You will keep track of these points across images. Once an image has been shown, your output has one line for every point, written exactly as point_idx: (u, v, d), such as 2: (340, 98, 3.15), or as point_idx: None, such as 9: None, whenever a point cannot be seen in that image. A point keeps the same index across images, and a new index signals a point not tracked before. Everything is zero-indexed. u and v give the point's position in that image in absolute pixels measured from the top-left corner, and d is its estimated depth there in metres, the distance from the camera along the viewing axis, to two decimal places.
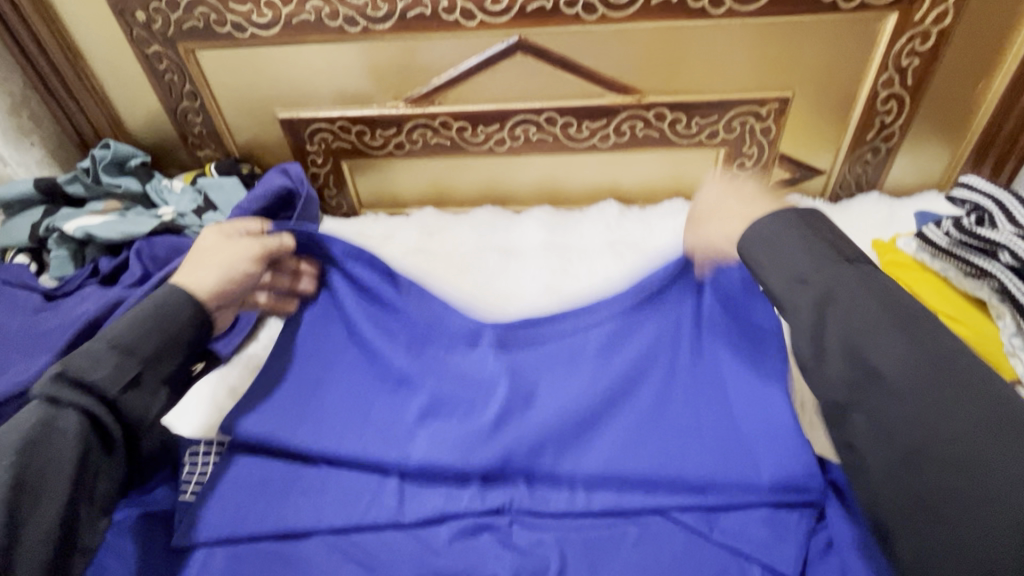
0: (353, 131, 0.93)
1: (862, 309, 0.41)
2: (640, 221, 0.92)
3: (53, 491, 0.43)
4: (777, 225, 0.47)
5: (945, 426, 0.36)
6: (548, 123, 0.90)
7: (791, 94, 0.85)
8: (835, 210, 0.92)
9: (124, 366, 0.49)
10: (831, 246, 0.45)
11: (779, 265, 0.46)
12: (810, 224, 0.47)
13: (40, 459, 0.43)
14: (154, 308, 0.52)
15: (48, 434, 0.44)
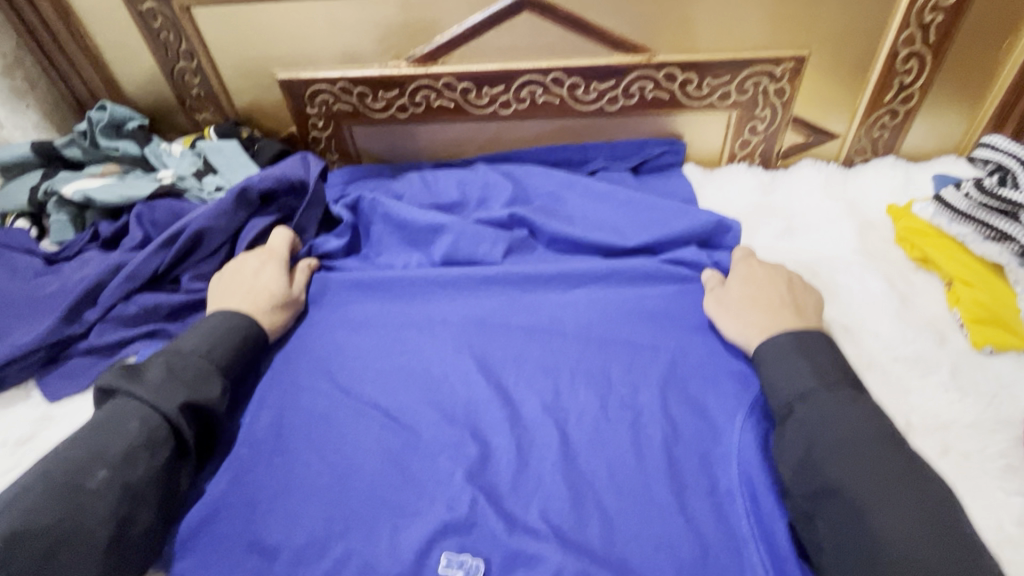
0: (354, 93, 0.90)
1: (836, 425, 0.51)
2: (648, 185, 0.89)
3: (137, 480, 0.51)
4: (796, 344, 0.58)
5: (872, 521, 0.44)
6: (554, 84, 0.87)
7: (808, 52, 0.82)
8: (849, 174, 0.89)
9: (192, 361, 0.59)
10: (831, 366, 0.56)
11: (786, 376, 0.56)
12: (817, 343, 0.58)
13: (141, 450, 0.52)
14: (234, 333, 0.63)
15: (147, 440, 0.52)
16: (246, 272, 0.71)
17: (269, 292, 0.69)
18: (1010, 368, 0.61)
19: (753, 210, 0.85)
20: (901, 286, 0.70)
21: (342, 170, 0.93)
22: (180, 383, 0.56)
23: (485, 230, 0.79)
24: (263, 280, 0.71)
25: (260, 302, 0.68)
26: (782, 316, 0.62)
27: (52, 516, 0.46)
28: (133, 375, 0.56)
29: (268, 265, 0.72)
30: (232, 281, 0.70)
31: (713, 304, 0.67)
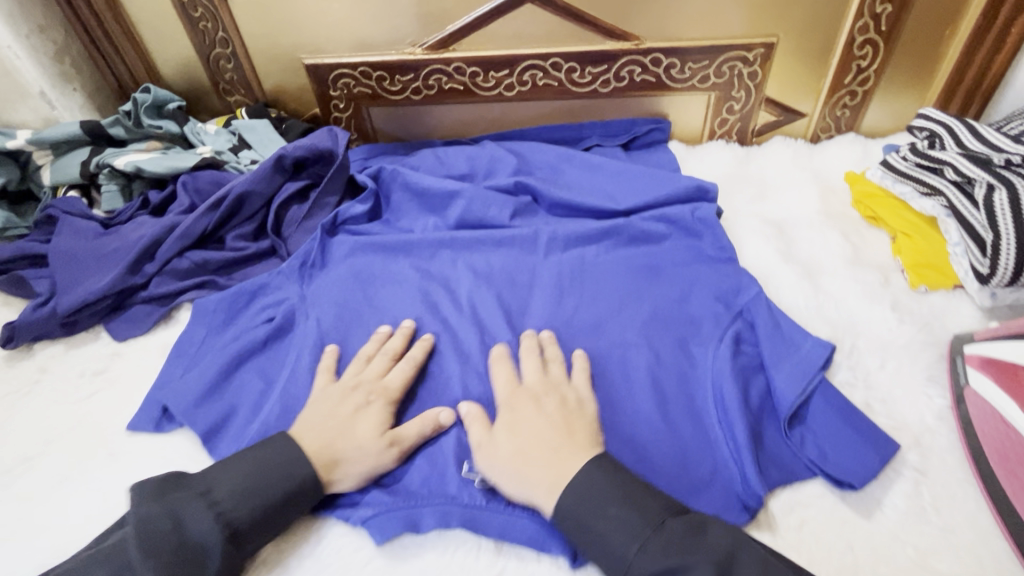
0: (373, 76, 1.00)
1: (613, 531, 0.50)
2: (637, 159, 1.00)
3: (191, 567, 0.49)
4: (605, 470, 0.54)
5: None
6: (553, 68, 0.97)
7: (776, 40, 0.93)
8: (815, 149, 1.01)
9: (283, 464, 0.56)
10: (642, 505, 0.51)
11: (605, 531, 0.50)
12: (599, 481, 0.53)
13: (189, 553, 0.50)
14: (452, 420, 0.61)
15: (189, 542, 0.50)
16: (345, 404, 0.62)
17: (343, 421, 0.61)
18: (941, 301, 0.72)
19: (729, 179, 0.96)
20: (854, 239, 0.82)
21: (362, 147, 1.03)
22: (261, 495, 0.54)
23: (493, 196, 0.89)
24: (362, 425, 0.61)
25: (282, 462, 0.56)
26: (562, 459, 0.55)
27: (154, 571, 0.48)
28: (234, 483, 0.55)
29: (370, 403, 0.63)
30: (317, 418, 0.61)
31: (483, 458, 0.58)
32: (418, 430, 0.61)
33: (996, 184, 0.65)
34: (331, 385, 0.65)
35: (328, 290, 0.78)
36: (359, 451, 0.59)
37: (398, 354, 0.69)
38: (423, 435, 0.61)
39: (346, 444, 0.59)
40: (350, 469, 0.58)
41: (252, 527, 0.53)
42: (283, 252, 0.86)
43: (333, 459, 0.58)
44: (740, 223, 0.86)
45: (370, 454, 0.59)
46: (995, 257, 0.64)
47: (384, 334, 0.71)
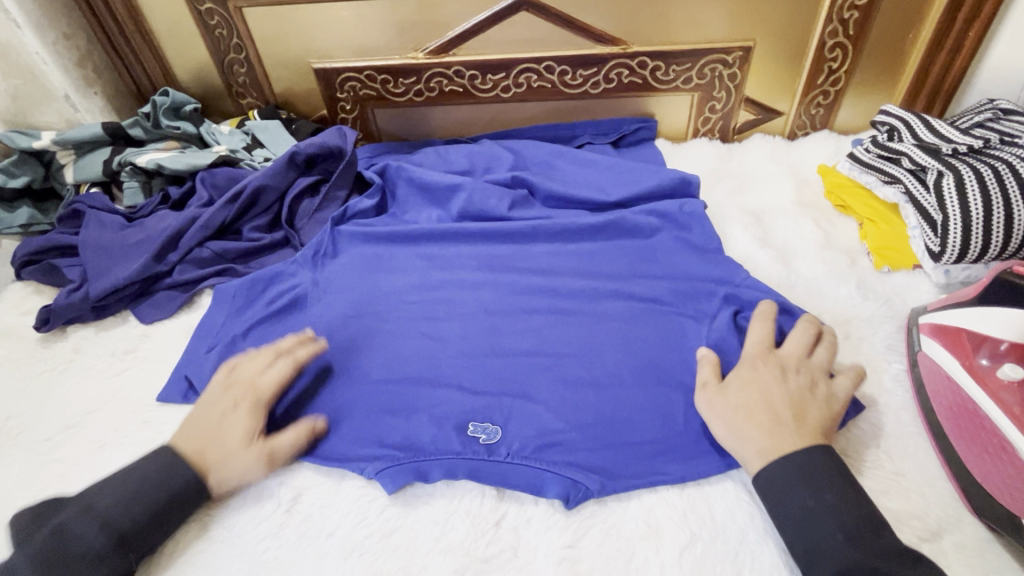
0: (378, 80, 1.07)
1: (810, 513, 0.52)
2: (626, 155, 1.07)
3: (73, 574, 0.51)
4: (803, 466, 0.54)
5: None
6: (547, 71, 1.04)
7: (753, 44, 1.01)
8: (791, 145, 1.08)
9: (167, 470, 0.58)
10: (840, 489, 0.53)
11: (800, 514, 0.53)
12: (820, 467, 0.54)
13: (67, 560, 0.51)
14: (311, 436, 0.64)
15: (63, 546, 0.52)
16: (217, 407, 0.64)
17: (210, 423, 0.63)
18: (901, 280, 0.79)
19: (711, 173, 1.03)
20: (824, 226, 0.89)
21: (368, 146, 1.10)
22: (140, 501, 0.56)
23: (492, 189, 0.95)
24: (229, 430, 0.62)
25: (172, 459, 0.59)
26: (781, 433, 0.57)
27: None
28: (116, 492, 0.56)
29: (241, 407, 0.64)
30: (195, 418, 0.63)
31: (723, 429, 0.60)
32: (292, 440, 0.64)
33: (945, 170, 0.73)
34: (209, 384, 0.67)
35: (340, 276, 0.85)
36: (225, 460, 0.60)
37: (298, 359, 0.70)
38: (297, 444, 0.64)
39: (225, 442, 0.61)
40: (221, 478, 0.60)
41: (137, 533, 0.55)
42: (295, 243, 0.92)
43: (208, 461, 0.60)
44: (721, 212, 0.93)
45: (241, 460, 0.61)
46: (945, 236, 0.71)
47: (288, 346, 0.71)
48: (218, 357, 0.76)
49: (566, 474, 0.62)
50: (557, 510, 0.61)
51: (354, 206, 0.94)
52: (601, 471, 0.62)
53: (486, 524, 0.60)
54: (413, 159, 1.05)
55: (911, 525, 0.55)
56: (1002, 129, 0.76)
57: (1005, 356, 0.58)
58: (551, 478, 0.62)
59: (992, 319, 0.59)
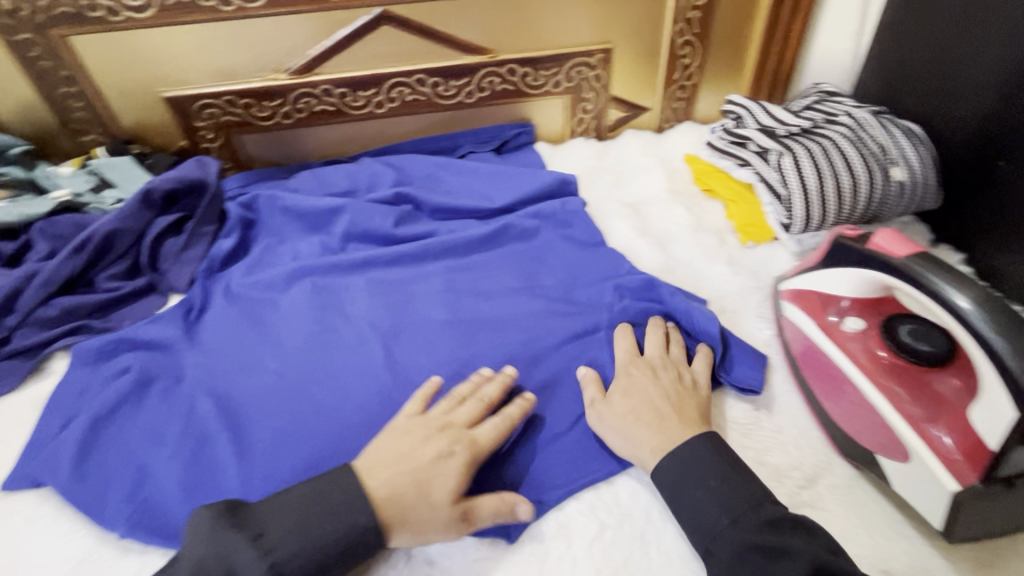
0: (240, 104, 1.01)
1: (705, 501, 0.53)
2: (508, 160, 1.09)
3: (283, 552, 0.49)
4: (713, 451, 0.56)
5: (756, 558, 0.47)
6: (419, 83, 1.03)
7: (612, 45, 1.06)
8: (660, 138, 1.15)
9: (340, 505, 0.52)
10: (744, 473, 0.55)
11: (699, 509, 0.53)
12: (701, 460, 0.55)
13: (306, 526, 0.50)
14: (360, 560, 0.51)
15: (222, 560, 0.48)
16: (425, 451, 0.57)
17: (418, 463, 0.56)
18: (764, 252, 0.86)
19: (591, 170, 1.07)
20: (695, 210, 0.95)
21: (239, 175, 1.03)
22: (315, 531, 0.50)
23: (375, 208, 0.93)
24: (440, 480, 0.55)
25: (341, 500, 0.52)
26: (670, 429, 0.59)
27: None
28: (269, 507, 0.52)
29: (455, 453, 0.57)
30: (393, 453, 0.57)
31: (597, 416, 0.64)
32: (492, 510, 0.56)
33: (784, 150, 0.81)
34: (416, 418, 0.61)
35: (221, 327, 0.79)
36: (411, 519, 0.53)
37: (490, 402, 0.64)
38: (494, 518, 0.56)
39: (411, 492, 0.54)
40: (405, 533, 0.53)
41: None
42: (161, 287, 0.85)
43: (399, 512, 0.53)
44: (601, 207, 0.97)
45: (438, 523, 0.54)
46: (791, 209, 0.79)
47: (505, 377, 0.67)
48: (78, 428, 0.67)
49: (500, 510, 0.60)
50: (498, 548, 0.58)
51: (223, 246, 0.87)
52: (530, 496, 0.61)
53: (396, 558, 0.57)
54: (289, 185, 1.00)
55: (791, 477, 0.59)
56: (825, 110, 0.85)
57: (848, 310, 0.66)
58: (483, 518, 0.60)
59: (839, 280, 0.65)
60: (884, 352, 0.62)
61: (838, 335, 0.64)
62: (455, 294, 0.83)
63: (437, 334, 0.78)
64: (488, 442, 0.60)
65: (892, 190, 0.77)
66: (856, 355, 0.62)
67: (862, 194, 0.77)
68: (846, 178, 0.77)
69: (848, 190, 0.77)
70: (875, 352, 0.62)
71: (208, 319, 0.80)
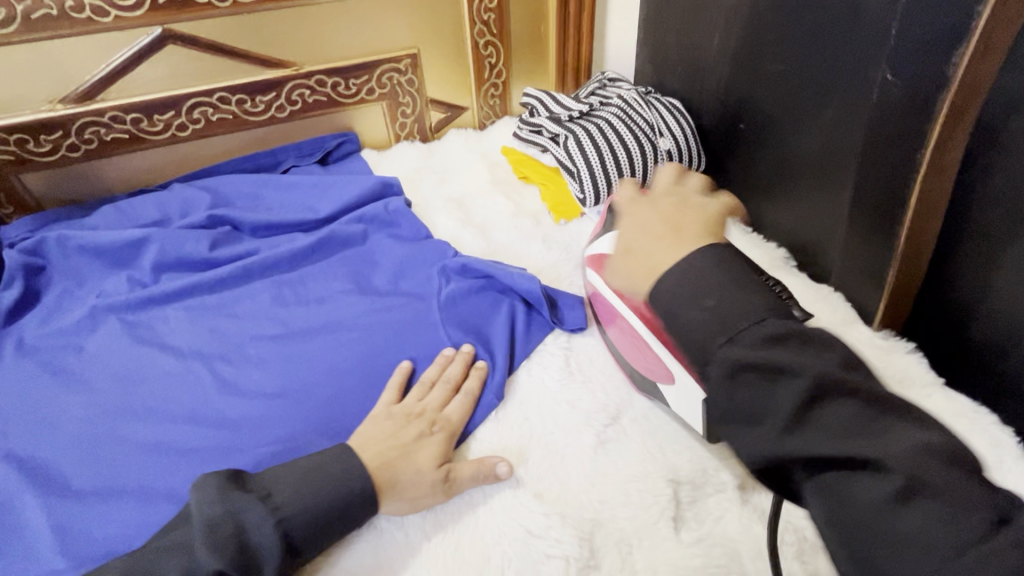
0: (10, 141, 0.91)
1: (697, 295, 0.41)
2: (334, 170, 1.09)
3: (289, 512, 0.52)
4: (715, 260, 0.42)
5: (780, 390, 0.36)
6: (222, 102, 1.00)
7: (418, 50, 1.10)
8: (481, 134, 1.21)
9: (333, 475, 0.55)
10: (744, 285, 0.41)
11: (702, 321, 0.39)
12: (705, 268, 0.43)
13: (300, 488, 0.54)
14: (338, 506, 0.54)
15: (239, 531, 0.50)
16: (409, 430, 0.62)
17: (404, 442, 0.61)
18: (574, 227, 0.95)
19: (417, 172, 1.10)
20: (514, 197, 1.02)
21: (25, 219, 0.93)
22: (322, 498, 0.54)
23: (188, 233, 0.89)
24: (423, 453, 0.60)
25: (335, 474, 0.56)
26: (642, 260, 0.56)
27: (219, 565, 0.47)
28: (276, 473, 0.55)
29: (433, 433, 0.63)
30: (375, 436, 0.61)
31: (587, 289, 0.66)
32: (471, 471, 0.60)
33: (569, 134, 0.90)
34: (394, 406, 0.66)
35: (10, 386, 0.71)
36: (407, 488, 0.57)
37: (456, 383, 0.69)
38: (478, 479, 0.60)
39: (404, 467, 0.58)
40: (402, 494, 0.57)
41: (308, 537, 0.52)
42: None
43: (388, 479, 0.57)
44: (427, 205, 1.01)
45: (427, 484, 0.58)
46: (583, 184, 0.88)
47: (466, 355, 0.72)
48: None
49: None
50: None
51: (7, 297, 0.79)
52: None
53: None
54: (86, 224, 0.92)
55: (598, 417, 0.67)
56: (603, 95, 0.96)
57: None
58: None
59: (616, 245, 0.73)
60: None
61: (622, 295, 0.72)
62: (283, 308, 0.82)
63: (266, 350, 0.76)
64: (461, 419, 0.66)
65: (662, 158, 0.89)
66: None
67: (638, 165, 0.88)
68: (622, 152, 0.87)
69: (625, 162, 0.87)
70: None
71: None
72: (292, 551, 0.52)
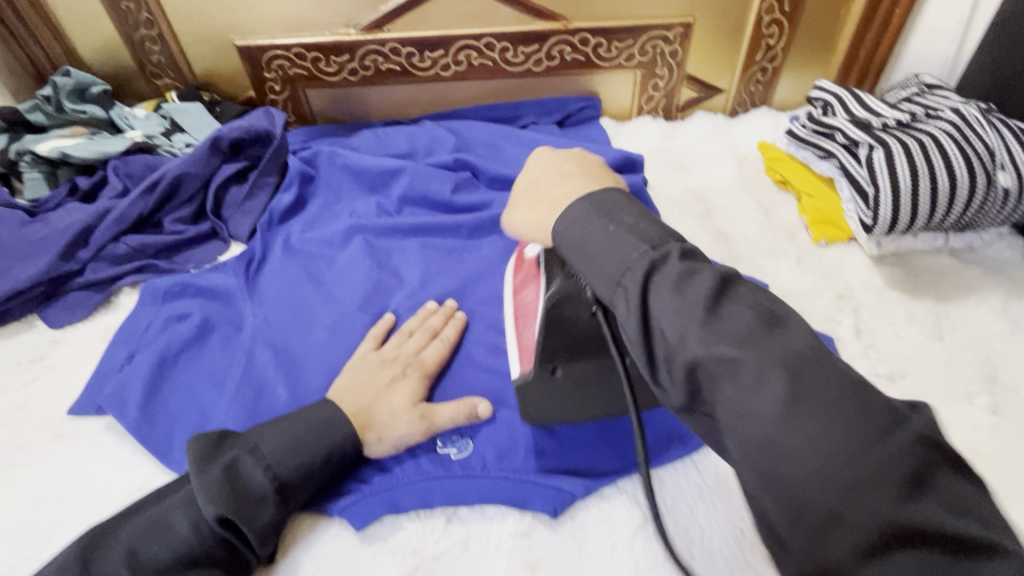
0: (308, 58, 1.00)
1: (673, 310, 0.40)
2: (571, 134, 1.05)
3: (281, 469, 0.54)
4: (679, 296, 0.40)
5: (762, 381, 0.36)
6: (487, 48, 1.01)
7: (693, 19, 1.00)
8: (732, 122, 1.09)
9: (323, 426, 0.57)
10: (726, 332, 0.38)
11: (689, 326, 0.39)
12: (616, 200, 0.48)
13: (293, 444, 0.55)
14: (323, 455, 0.56)
15: (232, 484, 0.52)
16: (384, 374, 0.64)
17: (377, 387, 0.62)
18: (838, 253, 0.81)
19: (657, 151, 1.02)
20: (766, 203, 0.90)
21: (301, 129, 1.03)
22: (306, 451, 0.56)
23: (435, 172, 0.92)
24: (398, 394, 0.62)
25: (321, 422, 0.57)
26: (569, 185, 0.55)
27: (218, 511, 0.50)
28: (257, 429, 0.56)
29: (407, 375, 0.65)
30: (354, 384, 0.63)
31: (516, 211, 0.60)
32: (452, 414, 0.61)
33: (876, 144, 0.75)
34: (370, 354, 0.67)
35: (275, 280, 0.80)
36: (387, 424, 0.60)
37: (436, 332, 0.71)
38: (457, 421, 0.62)
39: (381, 409, 0.61)
40: (383, 433, 0.60)
41: (300, 483, 0.55)
42: (224, 234, 0.87)
43: (368, 422, 0.60)
44: (666, 192, 0.93)
45: (402, 423, 0.60)
46: (877, 208, 0.73)
47: (450, 309, 0.74)
48: (141, 364, 0.69)
49: (550, 487, 0.59)
50: (542, 523, 0.58)
51: (286, 199, 0.88)
52: (581, 477, 0.60)
53: (439, 518, 0.58)
54: (351, 144, 1.00)
55: None
56: (925, 103, 0.79)
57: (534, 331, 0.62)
58: (534, 491, 0.59)
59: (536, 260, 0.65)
60: (565, 382, 0.57)
61: (523, 372, 0.61)
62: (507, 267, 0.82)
63: (486, 306, 0.76)
64: (435, 362, 0.68)
65: (994, 197, 0.72)
66: (542, 394, 0.59)
67: (960, 199, 0.72)
68: (944, 181, 0.71)
69: (944, 194, 0.72)
70: (560, 388, 0.57)
71: (267, 269, 0.82)
72: (287, 500, 0.54)
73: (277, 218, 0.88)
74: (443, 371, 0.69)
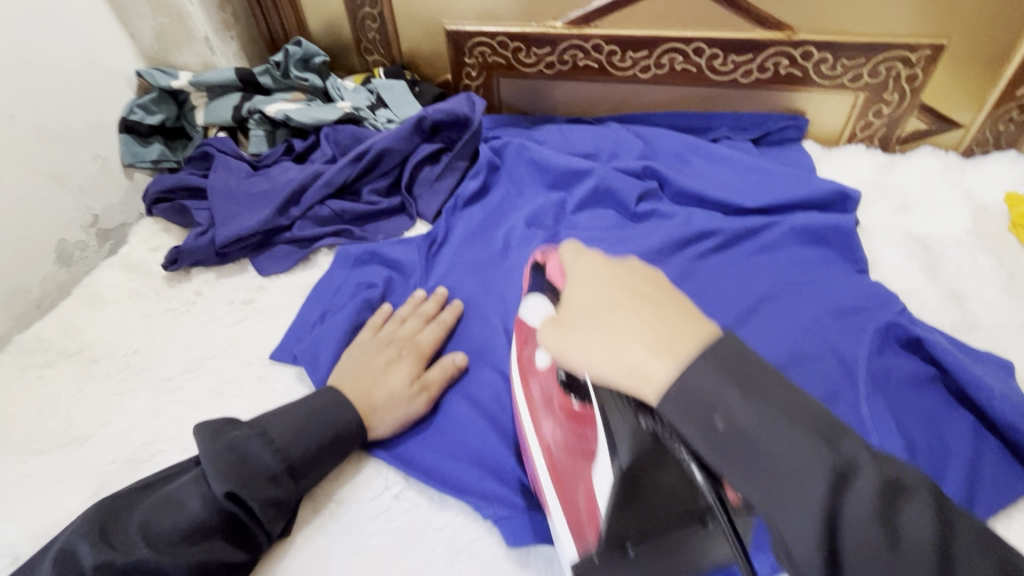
0: (510, 47, 1.01)
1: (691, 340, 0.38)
2: (769, 155, 0.97)
3: (289, 449, 0.57)
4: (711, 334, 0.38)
5: (787, 427, 0.33)
6: (695, 53, 0.95)
7: (946, 42, 0.86)
8: (967, 164, 0.93)
9: (326, 414, 0.60)
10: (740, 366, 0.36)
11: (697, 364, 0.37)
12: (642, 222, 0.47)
13: (303, 427, 0.59)
14: (329, 435, 0.59)
15: (239, 463, 0.54)
16: (377, 359, 0.67)
17: (375, 375, 0.65)
18: None
19: (872, 186, 0.91)
20: (1010, 265, 0.77)
21: (490, 116, 1.04)
22: (313, 432, 0.59)
23: (624, 178, 0.88)
24: (394, 376, 0.65)
25: (323, 404, 0.61)
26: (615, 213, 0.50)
27: (228, 488, 0.53)
28: (265, 413, 0.59)
29: (402, 357, 0.67)
30: (350, 371, 0.66)
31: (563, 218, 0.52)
32: (440, 376, 0.67)
33: None
34: (367, 337, 0.70)
35: (453, 264, 0.82)
36: (390, 405, 0.64)
37: (428, 313, 0.73)
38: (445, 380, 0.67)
39: (379, 392, 0.64)
40: (386, 416, 0.63)
41: (306, 463, 0.58)
42: (411, 211, 0.90)
43: (371, 407, 0.63)
44: (881, 234, 0.82)
45: (403, 401, 0.64)
46: None
47: (438, 295, 0.75)
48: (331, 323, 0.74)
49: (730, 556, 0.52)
50: None
51: (473, 185, 0.90)
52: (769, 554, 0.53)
53: None
54: (538, 136, 1.00)
55: None
56: None
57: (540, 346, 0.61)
58: None
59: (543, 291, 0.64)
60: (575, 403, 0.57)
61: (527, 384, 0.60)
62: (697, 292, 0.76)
63: None
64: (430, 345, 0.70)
65: None
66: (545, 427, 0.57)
67: None
68: None
69: None
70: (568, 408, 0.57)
71: (449, 250, 0.84)
72: (295, 478, 0.57)
73: (463, 201, 0.89)
74: (438, 352, 0.72)
